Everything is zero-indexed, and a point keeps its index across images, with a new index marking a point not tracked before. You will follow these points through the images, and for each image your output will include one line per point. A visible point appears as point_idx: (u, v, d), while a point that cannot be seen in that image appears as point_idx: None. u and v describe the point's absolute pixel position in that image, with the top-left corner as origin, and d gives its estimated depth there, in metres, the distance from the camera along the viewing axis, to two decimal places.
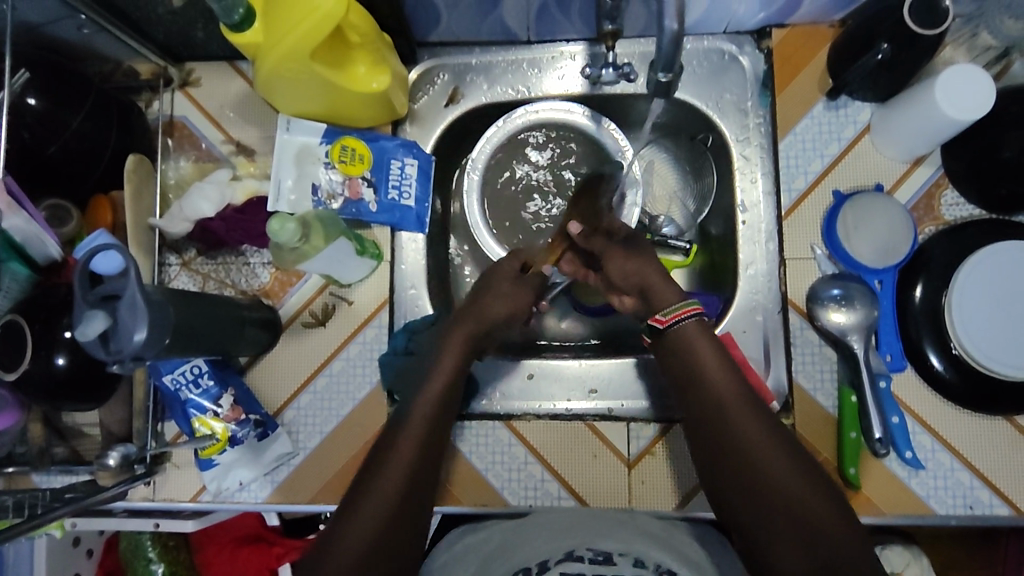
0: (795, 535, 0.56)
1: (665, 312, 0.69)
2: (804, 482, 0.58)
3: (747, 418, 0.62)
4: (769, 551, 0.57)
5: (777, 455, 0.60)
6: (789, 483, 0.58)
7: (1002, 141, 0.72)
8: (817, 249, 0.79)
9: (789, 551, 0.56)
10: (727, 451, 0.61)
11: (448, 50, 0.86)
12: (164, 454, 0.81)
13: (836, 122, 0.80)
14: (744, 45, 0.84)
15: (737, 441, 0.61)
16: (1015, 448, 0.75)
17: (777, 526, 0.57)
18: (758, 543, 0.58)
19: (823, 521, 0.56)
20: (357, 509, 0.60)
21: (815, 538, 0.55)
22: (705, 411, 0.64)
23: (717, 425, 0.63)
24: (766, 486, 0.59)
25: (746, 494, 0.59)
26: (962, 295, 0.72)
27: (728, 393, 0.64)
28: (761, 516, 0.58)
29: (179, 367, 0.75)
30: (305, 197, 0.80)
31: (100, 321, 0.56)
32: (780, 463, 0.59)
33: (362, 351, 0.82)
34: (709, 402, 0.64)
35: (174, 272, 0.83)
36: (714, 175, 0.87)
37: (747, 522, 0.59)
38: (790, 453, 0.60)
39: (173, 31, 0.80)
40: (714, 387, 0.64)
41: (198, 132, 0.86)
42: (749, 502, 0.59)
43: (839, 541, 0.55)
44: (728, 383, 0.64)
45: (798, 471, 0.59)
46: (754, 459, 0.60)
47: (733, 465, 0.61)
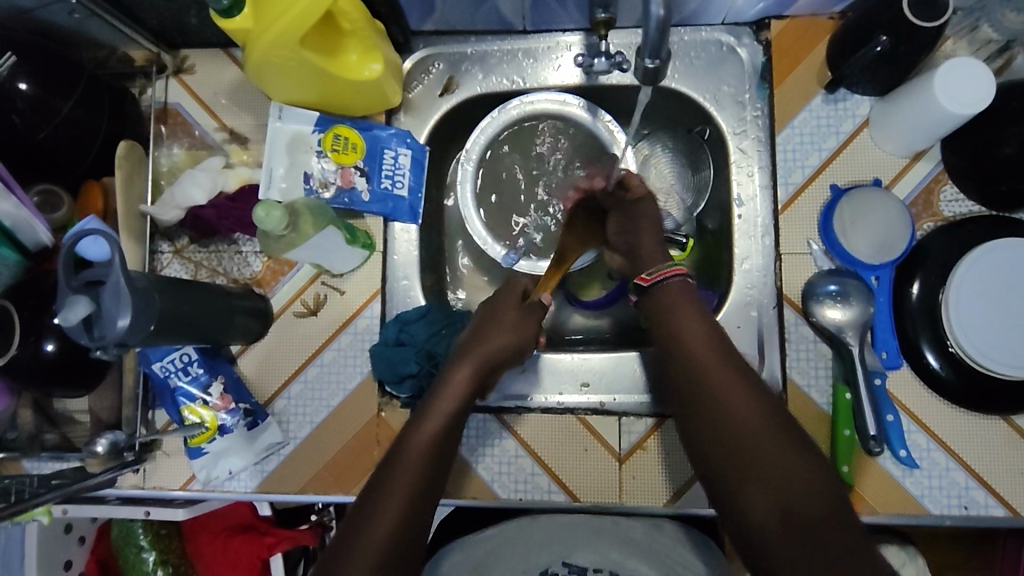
0: (769, 489, 0.55)
1: (651, 271, 0.72)
2: (780, 438, 0.58)
3: (727, 379, 0.62)
4: (744, 510, 0.56)
5: (765, 427, 0.59)
6: (766, 440, 0.58)
7: (1001, 138, 0.70)
8: (814, 244, 0.78)
9: (762, 506, 0.55)
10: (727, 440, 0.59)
11: (443, 39, 0.85)
12: (154, 441, 0.81)
13: (835, 116, 0.79)
14: (742, 36, 0.83)
15: (717, 402, 0.61)
16: (1013, 449, 0.74)
17: (755, 483, 0.56)
18: (745, 518, 0.56)
19: (797, 475, 0.56)
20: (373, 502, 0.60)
21: (790, 493, 0.55)
22: (686, 375, 0.65)
23: (698, 389, 0.63)
24: (742, 444, 0.58)
25: (724, 455, 0.59)
26: (960, 293, 0.71)
27: (710, 372, 0.64)
28: (739, 475, 0.58)
29: (169, 355, 0.75)
30: (296, 185, 0.79)
31: (83, 306, 0.56)
32: (758, 421, 0.59)
33: (353, 341, 0.81)
34: (689, 367, 0.65)
35: (167, 260, 0.83)
36: (710, 167, 0.86)
37: (727, 484, 0.58)
38: (770, 412, 0.60)
39: (166, 17, 0.80)
40: (695, 352, 0.65)
41: (191, 119, 0.85)
42: (728, 462, 0.59)
43: (814, 496, 0.54)
44: (707, 348, 0.65)
45: (774, 428, 0.59)
46: (733, 420, 0.60)
47: (712, 427, 0.61)
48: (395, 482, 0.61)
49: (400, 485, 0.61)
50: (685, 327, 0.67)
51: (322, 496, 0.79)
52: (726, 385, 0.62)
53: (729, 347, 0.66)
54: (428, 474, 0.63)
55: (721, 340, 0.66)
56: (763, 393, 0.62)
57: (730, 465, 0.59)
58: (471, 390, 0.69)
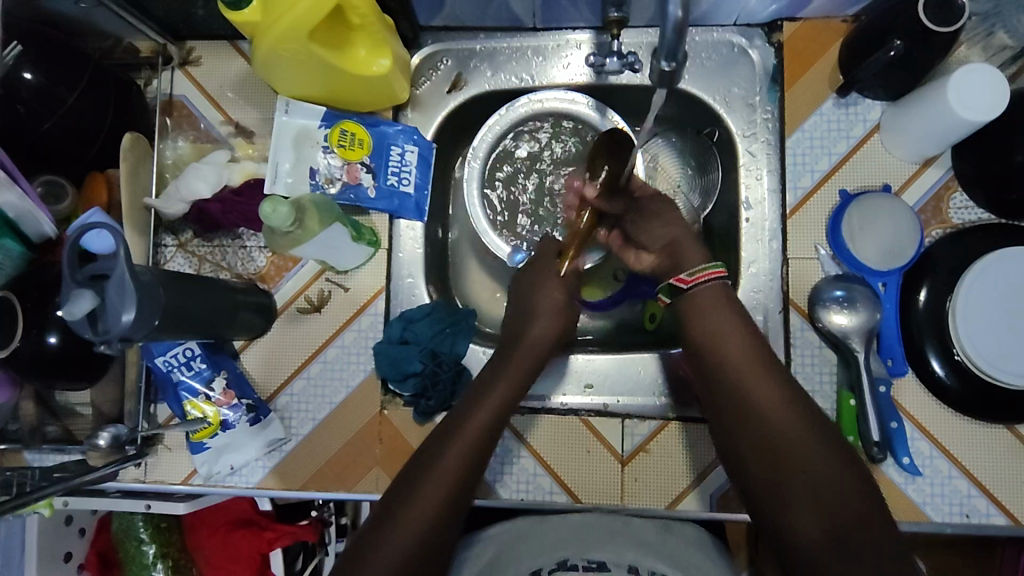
0: (813, 506, 0.59)
1: (690, 272, 0.72)
2: (819, 447, 0.62)
3: (761, 382, 0.66)
4: (789, 525, 0.60)
5: (801, 429, 0.63)
6: (799, 442, 0.62)
7: (1014, 145, 0.69)
8: (821, 249, 0.78)
9: (799, 510, 0.59)
10: (762, 441, 0.63)
11: (451, 35, 0.84)
12: (156, 435, 0.81)
13: (845, 120, 0.79)
14: (754, 37, 0.82)
15: (759, 414, 0.64)
16: (1016, 458, 0.74)
17: (798, 498, 0.60)
18: (776, 515, 0.61)
19: (840, 491, 0.59)
20: (419, 494, 0.64)
21: (832, 510, 0.58)
22: (727, 385, 0.67)
23: (740, 400, 0.66)
24: (785, 457, 0.62)
25: (765, 467, 0.62)
26: (967, 300, 0.71)
27: (751, 374, 0.66)
28: (781, 488, 0.61)
29: (172, 349, 0.75)
30: (302, 180, 0.79)
31: (87, 301, 0.56)
32: (801, 437, 0.62)
33: (357, 338, 0.81)
34: (729, 376, 0.67)
35: (171, 254, 0.83)
36: (718, 170, 0.85)
37: (768, 496, 0.62)
38: (811, 425, 0.63)
39: (173, 8, 0.79)
40: (735, 361, 0.67)
41: (197, 112, 0.84)
42: (768, 474, 0.62)
43: (855, 514, 0.58)
44: (748, 357, 0.67)
45: (816, 441, 0.62)
46: (774, 434, 0.63)
47: (753, 437, 0.64)
48: (427, 487, 0.64)
49: (446, 477, 0.65)
50: (725, 336, 0.69)
51: (324, 493, 0.79)
52: (769, 397, 0.65)
53: (772, 355, 0.68)
54: (464, 473, 0.65)
55: (761, 347, 0.68)
56: (805, 406, 0.64)
57: (771, 471, 0.62)
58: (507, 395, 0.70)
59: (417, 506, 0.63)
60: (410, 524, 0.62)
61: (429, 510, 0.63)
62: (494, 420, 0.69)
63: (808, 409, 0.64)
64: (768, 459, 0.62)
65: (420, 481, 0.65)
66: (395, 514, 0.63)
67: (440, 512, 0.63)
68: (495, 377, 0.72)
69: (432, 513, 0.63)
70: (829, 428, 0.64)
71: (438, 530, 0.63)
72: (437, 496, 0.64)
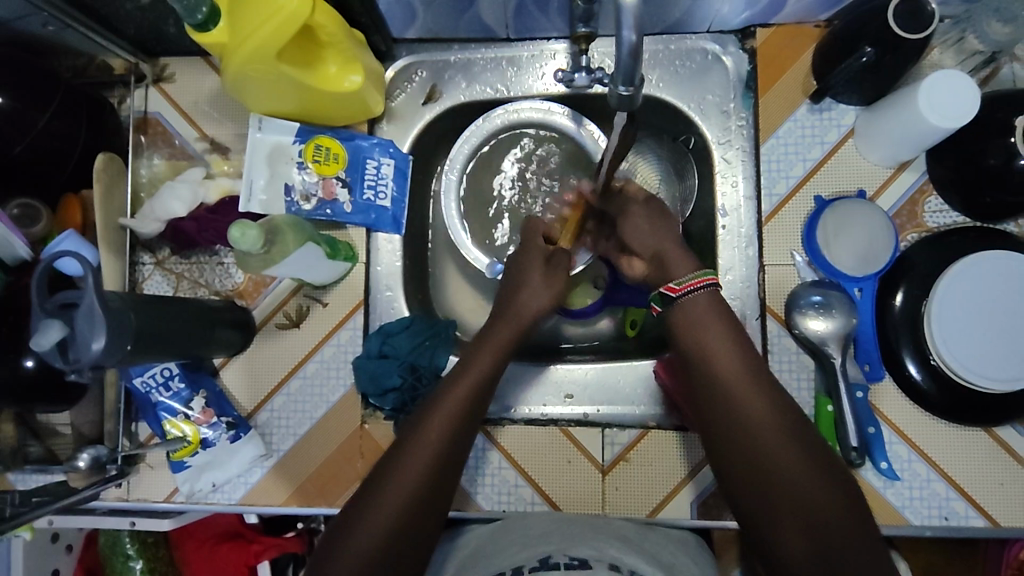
0: (801, 527, 0.55)
1: (679, 280, 0.67)
2: (809, 468, 0.57)
3: (749, 395, 0.60)
4: (778, 544, 0.56)
5: (789, 446, 0.58)
6: (790, 461, 0.57)
7: (987, 149, 0.69)
8: (797, 255, 0.78)
9: (791, 534, 0.55)
10: (749, 454, 0.58)
11: (426, 47, 0.84)
12: (137, 454, 0.81)
13: (819, 125, 0.79)
14: (728, 44, 0.82)
15: (742, 426, 0.59)
16: (994, 459, 0.74)
17: (784, 517, 0.56)
18: (765, 537, 0.57)
19: (822, 504, 0.55)
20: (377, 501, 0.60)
21: (823, 534, 0.54)
22: (709, 389, 0.62)
23: (722, 402, 0.61)
24: (770, 475, 0.57)
25: (753, 487, 0.58)
26: (943, 305, 0.71)
27: (737, 384, 0.61)
28: (766, 506, 0.57)
29: (149, 370, 0.75)
30: (277, 197, 0.79)
31: (55, 330, 0.56)
32: (781, 448, 0.58)
33: (336, 353, 0.81)
34: (720, 389, 0.62)
35: (148, 272, 0.83)
36: (694, 176, 0.86)
37: (749, 505, 0.58)
38: (797, 438, 0.58)
39: (143, 26, 0.79)
40: (719, 367, 0.62)
41: (171, 128, 0.84)
42: (752, 490, 0.58)
43: (846, 536, 0.54)
44: (732, 362, 0.62)
45: (807, 460, 0.57)
46: (756, 439, 0.58)
47: (733, 444, 0.59)
48: (379, 502, 0.60)
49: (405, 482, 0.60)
50: (710, 342, 0.63)
51: (307, 508, 0.79)
52: (755, 410, 0.60)
53: (760, 365, 0.63)
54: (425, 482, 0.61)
55: (744, 350, 0.63)
56: (787, 413, 0.60)
57: (759, 491, 0.57)
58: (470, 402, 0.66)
59: (373, 520, 0.58)
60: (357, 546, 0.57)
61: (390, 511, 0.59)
62: (455, 450, 0.64)
63: (797, 424, 0.59)
64: (755, 476, 0.58)
65: (375, 493, 0.60)
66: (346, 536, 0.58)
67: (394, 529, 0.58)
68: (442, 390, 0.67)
69: (385, 534, 0.58)
70: (813, 436, 0.59)
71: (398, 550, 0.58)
72: (392, 509, 0.59)
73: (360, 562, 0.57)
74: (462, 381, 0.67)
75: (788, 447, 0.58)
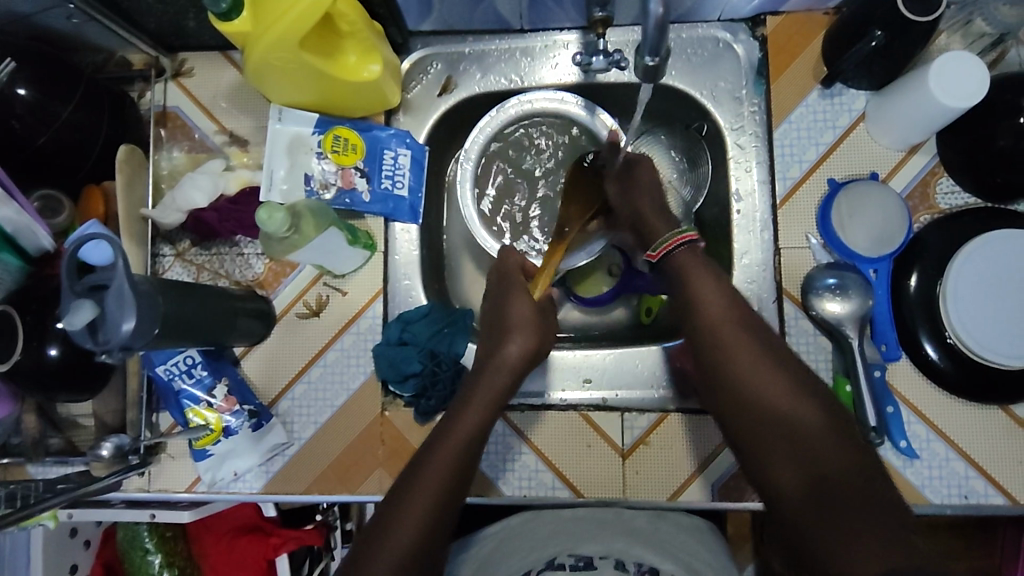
0: (791, 451, 0.59)
1: (658, 244, 0.74)
2: (796, 399, 0.62)
3: (738, 338, 0.66)
4: (770, 470, 0.60)
5: (779, 379, 0.63)
6: (779, 393, 0.62)
7: (997, 130, 0.70)
8: (812, 238, 0.79)
9: (782, 457, 0.60)
10: (742, 390, 0.64)
11: (441, 39, 0.85)
12: (159, 444, 0.81)
13: (831, 110, 0.80)
14: (738, 32, 0.83)
15: (734, 365, 0.65)
16: (1010, 438, 0.75)
17: (776, 443, 0.61)
18: (760, 465, 0.62)
19: (820, 438, 0.59)
20: (414, 487, 0.63)
21: (812, 454, 0.58)
22: (710, 348, 0.67)
23: (714, 346, 0.67)
24: (760, 406, 0.62)
25: (747, 419, 0.63)
26: (958, 285, 0.71)
27: (727, 329, 0.67)
28: (760, 436, 0.62)
29: (172, 358, 0.76)
30: (297, 186, 0.79)
31: (88, 310, 0.57)
32: (779, 390, 0.63)
33: (356, 341, 0.82)
34: (711, 333, 0.67)
35: (168, 263, 0.83)
36: (708, 163, 0.86)
37: (750, 445, 0.63)
38: (785, 373, 0.64)
39: (164, 20, 0.80)
40: (722, 332, 0.67)
41: (191, 122, 0.85)
42: (746, 421, 0.63)
43: (834, 455, 0.58)
44: (728, 321, 0.67)
45: (795, 391, 0.62)
46: (747, 376, 0.64)
47: (727, 382, 0.65)
48: (415, 496, 0.62)
49: (437, 472, 0.64)
50: (701, 291, 0.69)
51: (328, 496, 0.79)
52: (745, 350, 0.65)
53: (749, 312, 0.68)
54: (451, 474, 0.64)
55: (740, 310, 0.68)
56: (790, 370, 0.64)
57: (752, 422, 0.63)
58: (493, 404, 0.70)
59: (412, 506, 0.61)
60: (399, 534, 0.60)
61: (427, 503, 0.62)
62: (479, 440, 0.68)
63: (785, 360, 0.65)
64: (749, 408, 0.63)
65: (413, 482, 0.63)
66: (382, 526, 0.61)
67: (434, 513, 0.62)
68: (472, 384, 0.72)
69: (427, 512, 0.61)
70: (812, 382, 0.64)
71: (431, 530, 0.61)
72: (432, 501, 0.62)
73: (407, 541, 0.60)
74: (482, 379, 0.71)
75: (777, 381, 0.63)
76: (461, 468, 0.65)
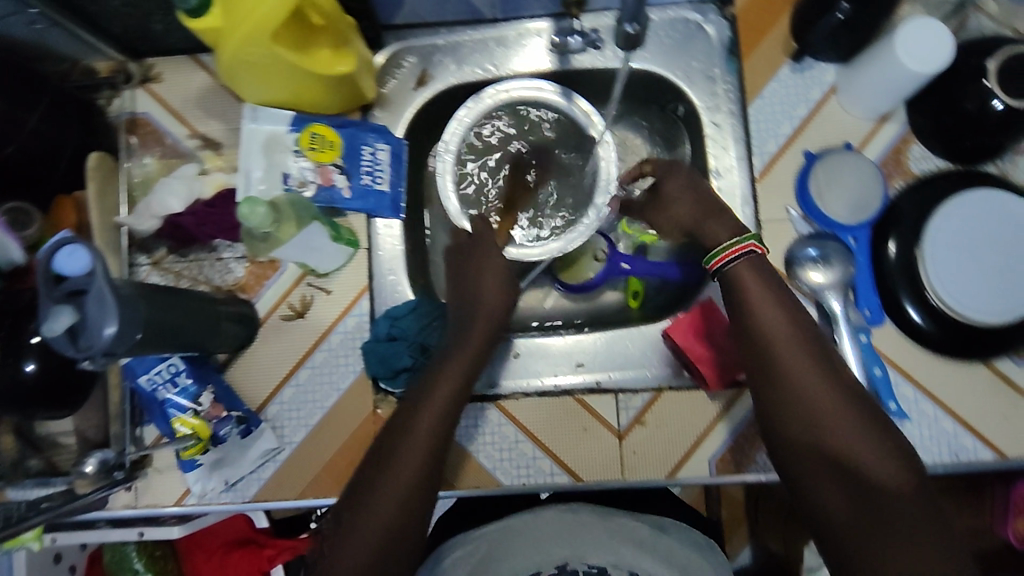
0: (848, 483, 0.55)
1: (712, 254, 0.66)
2: (860, 427, 0.56)
3: (799, 356, 0.59)
4: (822, 499, 0.56)
5: (839, 403, 0.57)
6: (840, 419, 0.57)
7: (963, 94, 0.72)
8: (792, 210, 0.80)
9: (836, 487, 0.55)
10: (799, 411, 0.58)
11: (414, 33, 0.85)
12: (145, 458, 0.78)
13: (803, 84, 0.81)
14: (707, 13, 0.85)
15: (792, 385, 0.59)
16: (995, 394, 0.76)
17: (830, 474, 0.56)
18: (810, 491, 0.57)
19: (882, 473, 0.54)
20: (388, 472, 0.61)
21: (872, 491, 0.54)
22: (765, 365, 0.61)
23: (769, 362, 0.60)
24: (820, 431, 0.57)
25: (801, 441, 0.58)
26: (935, 247, 0.73)
27: (788, 345, 0.60)
28: (814, 462, 0.57)
29: (155, 366, 0.74)
30: (275, 185, 0.78)
31: (66, 316, 0.55)
32: (840, 414, 0.57)
33: (344, 340, 0.80)
34: (769, 349, 0.60)
35: (145, 272, 0.81)
36: (686, 144, 0.88)
37: (800, 471, 0.58)
38: (847, 395, 0.58)
39: (131, 25, 0.78)
40: (781, 348, 0.60)
41: (161, 128, 0.84)
42: (800, 445, 0.58)
43: (897, 492, 0.53)
44: (789, 336, 0.60)
45: (858, 418, 0.57)
46: (806, 396, 0.58)
47: (782, 402, 0.59)
48: (386, 483, 0.61)
49: (407, 464, 0.62)
50: (759, 304, 0.62)
51: (323, 500, 0.77)
52: (806, 369, 0.59)
53: (810, 325, 0.62)
54: (430, 460, 0.63)
55: (802, 325, 0.61)
56: (851, 392, 0.58)
57: (806, 446, 0.57)
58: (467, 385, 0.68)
59: (382, 496, 0.60)
60: (370, 522, 0.59)
61: (399, 491, 0.60)
62: (447, 432, 0.65)
63: (847, 381, 0.59)
64: (804, 432, 0.58)
65: (384, 469, 0.62)
66: (348, 526, 0.59)
67: (406, 501, 0.60)
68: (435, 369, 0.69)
69: (398, 499, 0.60)
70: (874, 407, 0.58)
71: (406, 518, 0.60)
72: (403, 489, 0.61)
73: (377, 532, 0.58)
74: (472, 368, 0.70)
75: (838, 405, 0.57)
76: (437, 452, 0.64)
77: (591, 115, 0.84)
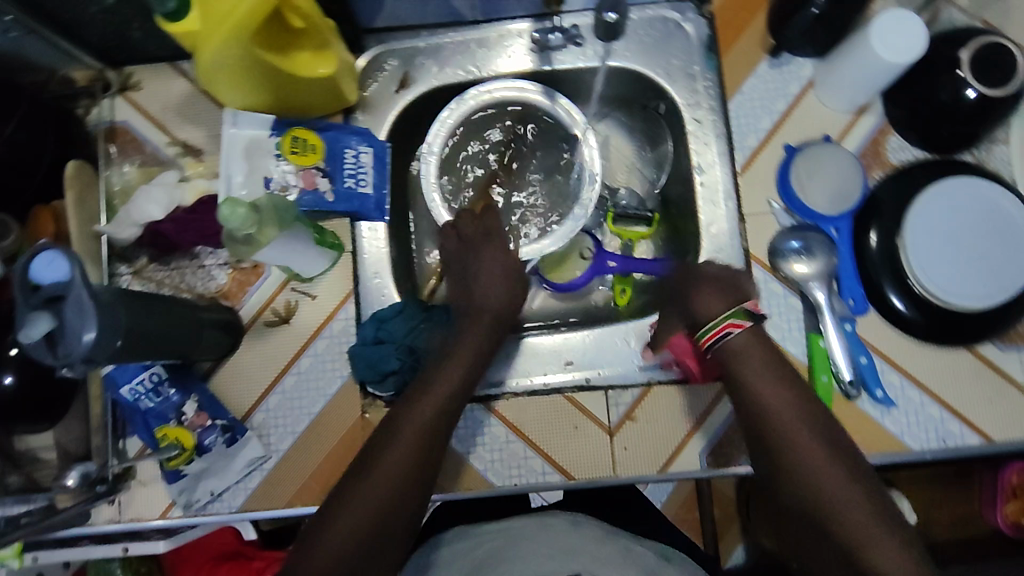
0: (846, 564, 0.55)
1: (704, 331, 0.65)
2: (858, 504, 0.56)
3: (797, 433, 0.60)
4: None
5: (839, 481, 0.57)
6: (838, 498, 0.57)
7: (937, 84, 0.73)
8: (774, 204, 0.81)
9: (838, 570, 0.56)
10: (799, 490, 0.58)
11: (394, 35, 0.85)
12: (128, 470, 0.77)
13: (781, 79, 0.82)
14: (686, 11, 0.85)
15: (793, 463, 0.59)
16: (980, 379, 0.77)
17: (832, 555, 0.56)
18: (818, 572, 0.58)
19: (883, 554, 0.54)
20: (370, 470, 0.61)
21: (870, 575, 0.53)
22: (767, 441, 0.61)
23: (771, 441, 0.61)
24: (818, 508, 0.57)
25: (803, 518, 0.58)
26: (916, 235, 0.74)
27: (789, 420, 0.61)
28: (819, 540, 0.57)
29: (138, 376, 0.72)
30: (257, 190, 0.77)
31: (44, 322, 0.54)
32: (839, 494, 0.57)
33: (330, 345, 0.80)
34: (767, 426, 0.61)
35: (127, 282, 0.80)
36: (669, 141, 0.89)
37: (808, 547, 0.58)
38: (847, 473, 0.58)
39: (108, 33, 0.78)
40: (779, 424, 0.61)
41: (141, 136, 0.83)
42: (803, 521, 0.58)
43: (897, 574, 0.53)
44: (788, 412, 0.61)
45: (857, 496, 0.56)
46: (806, 475, 0.58)
47: (785, 479, 0.59)
48: (366, 486, 0.60)
49: (390, 467, 0.61)
50: (756, 378, 0.63)
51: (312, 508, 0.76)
52: (808, 448, 0.59)
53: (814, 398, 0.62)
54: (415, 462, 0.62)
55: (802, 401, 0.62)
56: (853, 468, 0.58)
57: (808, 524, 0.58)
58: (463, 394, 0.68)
59: (362, 498, 0.60)
60: (347, 519, 0.59)
61: (382, 490, 0.60)
62: (430, 436, 0.64)
63: (850, 457, 0.59)
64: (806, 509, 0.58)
65: (368, 469, 0.61)
66: (322, 525, 0.59)
67: (388, 500, 0.60)
68: (429, 377, 0.68)
69: (377, 502, 0.60)
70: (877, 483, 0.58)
71: (386, 516, 0.60)
72: (385, 490, 0.60)
73: (352, 530, 0.58)
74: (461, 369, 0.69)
75: (839, 483, 0.57)
76: (420, 459, 0.63)
77: (573, 112, 0.84)
